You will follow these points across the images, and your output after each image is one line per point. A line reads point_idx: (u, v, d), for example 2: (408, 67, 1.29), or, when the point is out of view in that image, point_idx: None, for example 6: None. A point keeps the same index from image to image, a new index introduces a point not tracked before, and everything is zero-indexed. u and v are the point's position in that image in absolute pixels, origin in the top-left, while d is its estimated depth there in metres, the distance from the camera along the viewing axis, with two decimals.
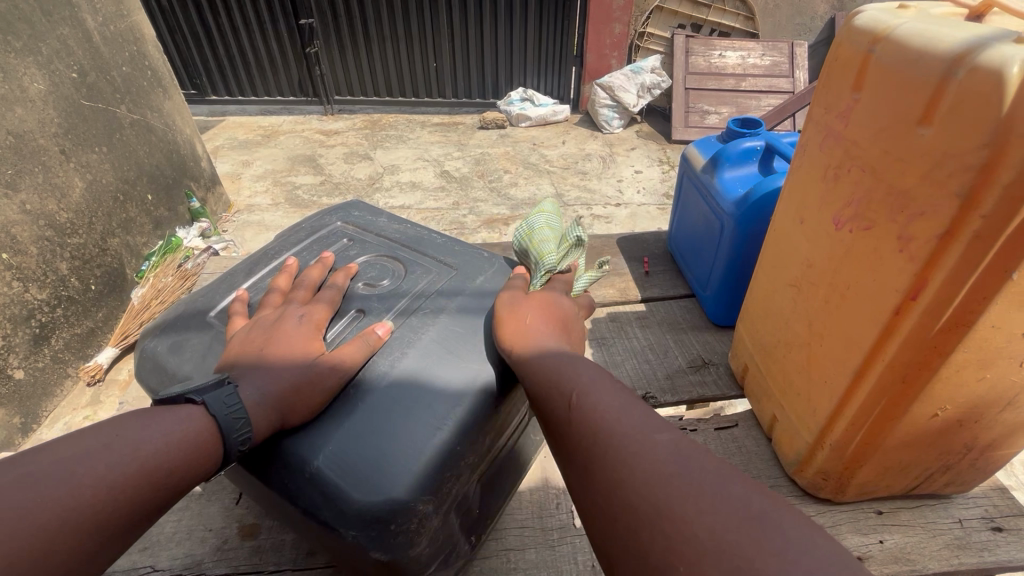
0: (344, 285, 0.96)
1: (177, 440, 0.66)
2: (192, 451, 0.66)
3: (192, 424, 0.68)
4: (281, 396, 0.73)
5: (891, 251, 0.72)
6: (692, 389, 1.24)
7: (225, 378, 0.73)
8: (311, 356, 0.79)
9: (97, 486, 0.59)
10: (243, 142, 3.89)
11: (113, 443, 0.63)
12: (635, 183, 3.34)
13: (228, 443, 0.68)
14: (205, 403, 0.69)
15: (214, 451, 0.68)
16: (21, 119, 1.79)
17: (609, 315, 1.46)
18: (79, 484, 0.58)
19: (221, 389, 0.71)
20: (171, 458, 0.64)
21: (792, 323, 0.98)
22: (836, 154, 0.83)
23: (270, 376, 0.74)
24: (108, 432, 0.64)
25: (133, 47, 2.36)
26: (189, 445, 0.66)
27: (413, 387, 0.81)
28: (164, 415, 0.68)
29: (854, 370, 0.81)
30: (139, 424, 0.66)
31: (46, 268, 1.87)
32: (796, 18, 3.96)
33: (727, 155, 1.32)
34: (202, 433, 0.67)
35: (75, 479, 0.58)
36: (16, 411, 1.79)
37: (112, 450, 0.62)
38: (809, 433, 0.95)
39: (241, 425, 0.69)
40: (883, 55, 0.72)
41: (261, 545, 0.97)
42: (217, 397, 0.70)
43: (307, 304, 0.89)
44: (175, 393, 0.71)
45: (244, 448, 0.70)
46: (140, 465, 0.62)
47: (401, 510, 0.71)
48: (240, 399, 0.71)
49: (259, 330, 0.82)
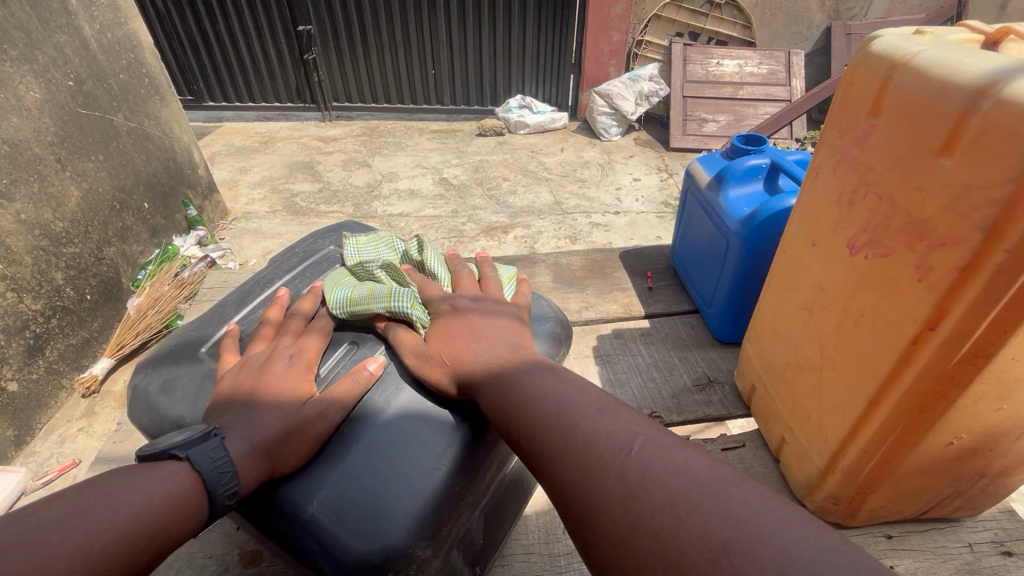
0: (336, 315, 0.94)
1: (159, 500, 0.61)
2: (177, 510, 0.62)
3: (176, 481, 0.63)
4: (270, 445, 0.71)
5: (910, 281, 0.71)
6: (698, 409, 1.23)
7: (212, 429, 0.68)
8: (299, 399, 0.76)
9: (71, 558, 0.53)
10: (240, 148, 3.88)
11: (89, 508, 0.58)
12: (634, 190, 3.35)
13: (215, 498, 0.64)
14: (191, 458, 0.65)
15: (201, 507, 0.63)
16: (16, 128, 1.77)
17: (613, 332, 1.45)
18: (51, 557, 0.53)
19: (208, 442, 0.67)
20: (154, 520, 0.59)
21: (803, 346, 0.97)
22: (850, 179, 0.82)
23: (253, 424, 0.71)
24: (83, 496, 0.59)
25: (130, 55, 2.35)
26: (174, 504, 0.61)
27: (409, 426, 0.80)
28: (146, 472, 0.64)
29: (869, 398, 0.80)
30: (119, 484, 0.61)
31: (42, 279, 1.85)
32: (792, 27, 3.98)
33: (733, 172, 1.31)
34: (187, 490, 0.63)
35: (48, 550, 0.53)
36: (9, 424, 1.78)
37: (89, 515, 0.57)
38: (821, 458, 0.94)
39: (229, 479, 0.65)
40: (902, 83, 0.71)
41: (262, 572, 0.95)
42: (202, 451, 0.66)
43: (296, 340, 0.86)
44: (159, 448, 0.66)
45: (230, 504, 0.66)
46: (119, 530, 0.57)
47: (398, 557, 0.71)
48: (227, 452, 0.67)
49: (249, 369, 0.80)
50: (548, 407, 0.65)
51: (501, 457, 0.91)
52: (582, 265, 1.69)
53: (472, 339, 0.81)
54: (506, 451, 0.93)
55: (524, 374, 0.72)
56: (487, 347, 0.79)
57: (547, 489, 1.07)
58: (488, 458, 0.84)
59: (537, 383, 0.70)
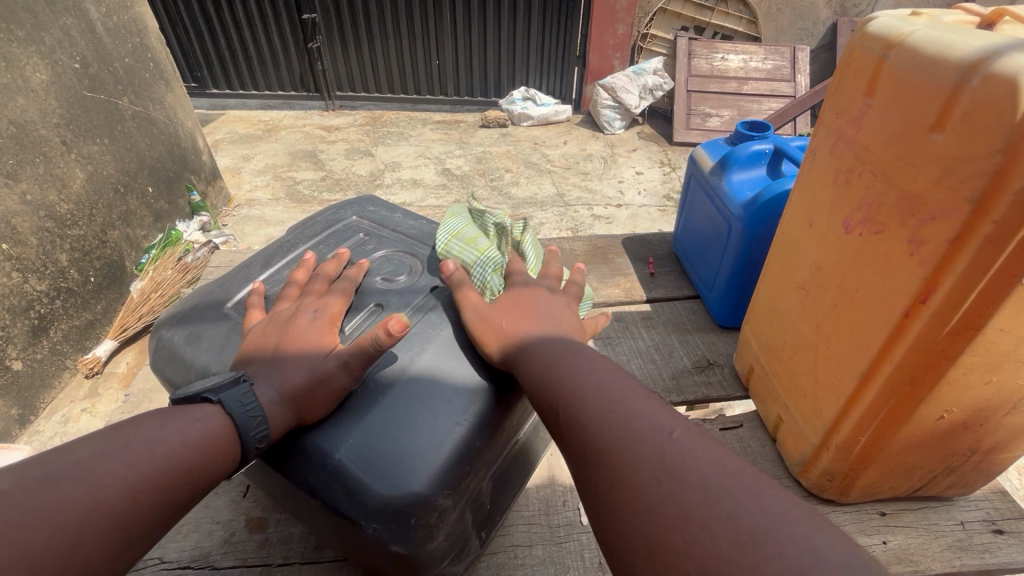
0: (359, 279, 0.95)
1: (194, 439, 0.65)
2: (213, 449, 0.66)
3: (209, 421, 0.68)
4: (295, 394, 0.73)
5: (902, 255, 0.72)
6: (697, 389, 1.25)
7: (240, 376, 0.73)
8: (323, 350, 0.78)
9: (116, 487, 0.58)
10: (243, 136, 3.88)
11: (130, 443, 0.62)
12: (636, 184, 3.35)
13: (246, 440, 0.68)
14: (221, 402, 0.70)
15: (234, 448, 0.68)
16: (23, 109, 1.78)
17: (614, 315, 1.47)
18: (100, 484, 0.58)
19: (237, 388, 0.71)
20: (191, 457, 0.64)
21: (799, 325, 0.99)
22: (847, 159, 0.84)
23: (282, 373, 0.74)
24: (125, 433, 0.64)
25: (136, 39, 2.35)
26: (208, 443, 0.66)
27: (436, 382, 0.81)
28: (180, 415, 0.68)
29: (863, 372, 0.82)
30: (157, 425, 0.66)
31: (46, 260, 1.86)
32: (799, 22, 3.97)
33: (736, 157, 1.33)
34: (221, 432, 0.67)
35: (96, 479, 0.58)
36: (14, 403, 1.80)
37: (131, 449, 0.62)
38: (815, 434, 0.96)
39: (259, 422, 0.70)
40: (897, 62, 0.73)
41: (269, 538, 0.97)
42: (232, 395, 0.70)
43: (321, 299, 0.87)
44: (192, 392, 0.71)
45: (261, 446, 0.70)
46: (159, 464, 0.62)
47: (421, 504, 0.72)
48: (256, 397, 0.71)
49: (277, 324, 0.82)
50: (594, 397, 0.67)
51: (516, 421, 0.92)
52: (586, 250, 1.71)
53: (533, 319, 0.84)
54: (520, 416, 0.93)
55: (573, 362, 0.74)
56: (539, 329, 0.82)
57: (549, 464, 1.09)
58: (505, 420, 0.85)
59: (587, 373, 0.72)
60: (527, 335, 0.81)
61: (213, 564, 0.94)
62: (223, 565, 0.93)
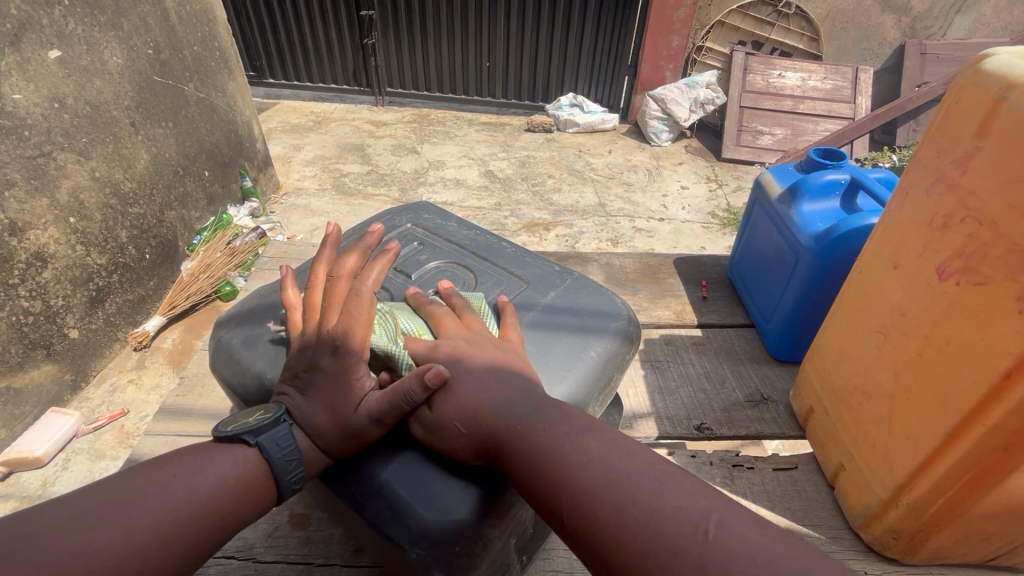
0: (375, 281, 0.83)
1: (230, 482, 0.68)
2: (247, 492, 0.69)
3: (247, 465, 0.70)
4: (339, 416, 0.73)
5: (1007, 312, 0.68)
6: (749, 425, 1.19)
7: (280, 415, 0.74)
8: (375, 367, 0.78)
9: (150, 529, 0.60)
10: (295, 126, 3.99)
11: (168, 484, 0.65)
12: (680, 199, 3.28)
13: (282, 485, 0.71)
14: (260, 446, 0.71)
15: (269, 491, 0.71)
16: (99, 90, 1.86)
17: (663, 338, 1.42)
18: (133, 527, 0.60)
19: (277, 429, 0.73)
20: (226, 500, 0.67)
21: (873, 372, 0.94)
22: (947, 203, 0.78)
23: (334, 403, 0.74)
24: (164, 472, 0.67)
25: (205, 28, 2.43)
26: (243, 487, 0.68)
27: None
28: (220, 453, 0.70)
29: (947, 431, 0.77)
30: (196, 463, 0.68)
31: (107, 235, 1.94)
32: (863, 42, 3.82)
33: (808, 186, 1.27)
34: (257, 475, 0.70)
35: (133, 520, 0.60)
36: (67, 368, 1.88)
37: (169, 492, 0.64)
38: (883, 489, 0.90)
39: (295, 466, 0.71)
40: (1017, 103, 0.68)
41: (311, 536, 0.98)
42: (271, 438, 0.72)
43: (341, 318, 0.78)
44: (232, 431, 0.72)
45: (296, 488, 0.72)
46: (194, 507, 0.64)
47: (465, 532, 0.70)
48: (294, 441, 0.72)
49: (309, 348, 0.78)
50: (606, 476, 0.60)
51: None
52: (635, 268, 1.67)
53: (485, 395, 0.72)
54: None
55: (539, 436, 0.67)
56: (506, 403, 0.71)
57: None
58: None
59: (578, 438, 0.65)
60: (478, 398, 0.72)
61: (257, 556, 0.95)
62: (265, 558, 0.95)
